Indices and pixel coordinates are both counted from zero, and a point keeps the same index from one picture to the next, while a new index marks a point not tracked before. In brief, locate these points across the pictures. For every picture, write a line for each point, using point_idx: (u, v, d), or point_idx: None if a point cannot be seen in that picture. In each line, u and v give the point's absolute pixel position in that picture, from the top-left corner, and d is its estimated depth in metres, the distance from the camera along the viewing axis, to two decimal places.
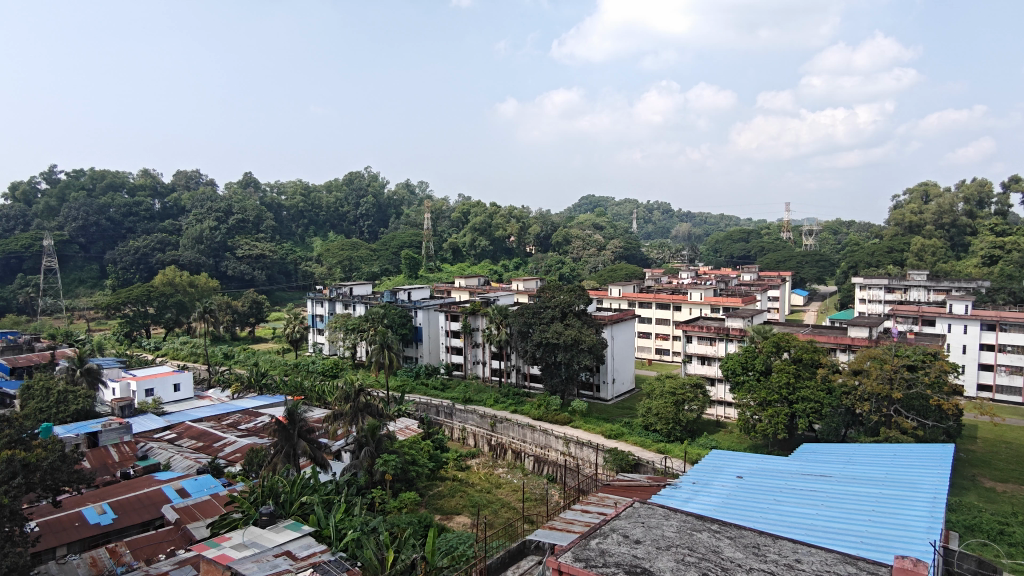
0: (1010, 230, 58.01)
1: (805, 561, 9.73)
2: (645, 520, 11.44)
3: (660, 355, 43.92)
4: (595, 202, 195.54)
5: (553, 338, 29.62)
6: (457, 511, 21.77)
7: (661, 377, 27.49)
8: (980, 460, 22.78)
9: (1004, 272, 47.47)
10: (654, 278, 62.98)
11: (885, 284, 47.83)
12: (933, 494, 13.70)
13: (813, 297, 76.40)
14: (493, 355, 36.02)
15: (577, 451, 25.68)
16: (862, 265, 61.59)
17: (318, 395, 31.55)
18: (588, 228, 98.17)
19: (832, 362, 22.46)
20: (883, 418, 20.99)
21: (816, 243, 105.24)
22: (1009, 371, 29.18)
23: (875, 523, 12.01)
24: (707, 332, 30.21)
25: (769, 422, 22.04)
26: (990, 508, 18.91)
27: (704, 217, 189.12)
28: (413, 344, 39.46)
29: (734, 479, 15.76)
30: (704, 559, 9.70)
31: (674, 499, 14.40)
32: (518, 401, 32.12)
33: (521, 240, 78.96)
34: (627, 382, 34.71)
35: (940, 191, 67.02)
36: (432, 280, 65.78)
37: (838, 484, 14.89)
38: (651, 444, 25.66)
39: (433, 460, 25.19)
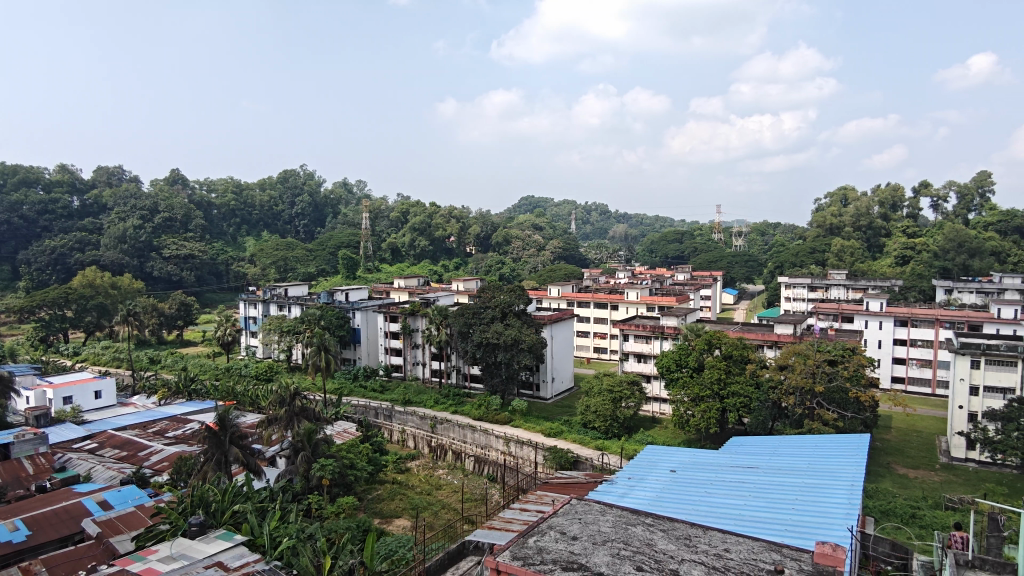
0: (920, 232, 62.05)
1: (734, 550, 10.16)
2: (582, 516, 11.75)
3: (599, 353, 44.78)
4: (535, 203, 198.12)
5: (494, 338, 29.79)
6: (396, 514, 21.60)
7: (598, 376, 27.94)
8: (894, 448, 24.23)
9: (915, 272, 50.73)
10: (592, 278, 64.14)
11: (809, 283, 50.32)
12: (851, 482, 14.54)
13: (742, 296, 79.57)
14: (434, 356, 35.90)
15: (517, 450, 25.99)
16: (787, 265, 64.52)
17: (250, 400, 30.67)
18: (528, 228, 99.07)
19: (759, 358, 23.70)
20: (806, 410, 22.06)
21: (745, 244, 109.62)
22: (920, 364, 31.42)
23: (799, 512, 12.66)
24: (643, 330, 30.99)
25: (702, 417, 22.96)
26: (903, 493, 20.20)
27: (640, 219, 194.16)
28: (350, 345, 38.82)
29: (668, 474, 16.34)
30: (638, 552, 10.00)
31: (610, 495, 14.82)
32: (458, 401, 32.07)
33: (461, 240, 78.88)
34: (566, 381, 35.17)
35: (858, 196, 70.95)
36: (371, 281, 65.12)
37: (764, 475, 15.67)
38: (590, 441, 26.17)
39: (372, 464, 24.88)
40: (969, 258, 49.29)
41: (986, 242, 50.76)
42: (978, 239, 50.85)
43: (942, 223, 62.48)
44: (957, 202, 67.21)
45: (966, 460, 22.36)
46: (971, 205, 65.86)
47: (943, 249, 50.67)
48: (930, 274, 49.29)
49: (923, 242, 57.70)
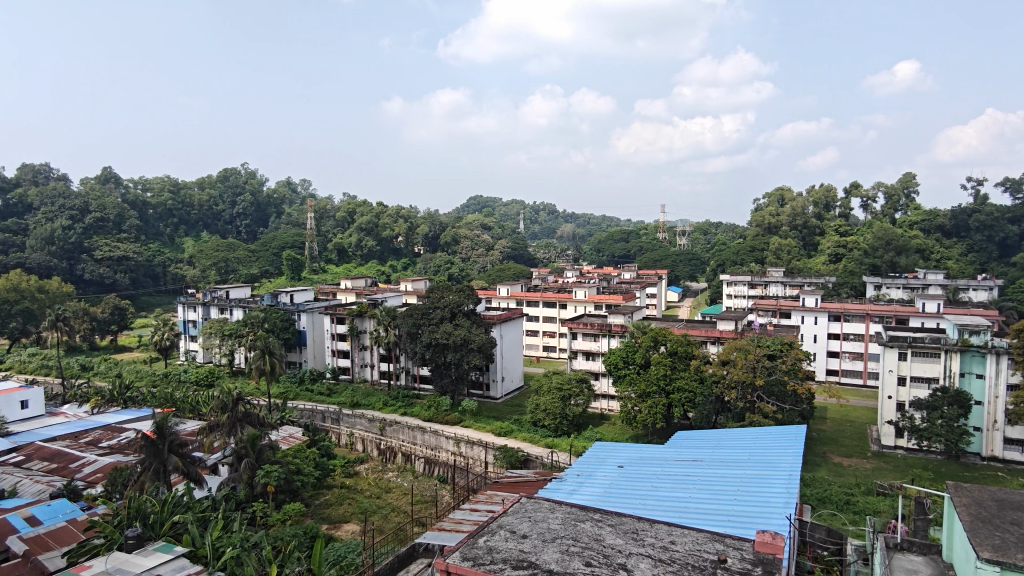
0: (851, 232, 64.95)
1: (679, 542, 10.45)
2: (532, 514, 11.84)
3: (548, 351, 45.14)
4: (483, 203, 198.65)
5: (443, 338, 29.65)
6: (344, 519, 21.26)
7: (548, 374, 28.22)
8: (830, 438, 25.27)
9: (847, 269, 53.17)
10: (540, 278, 64.63)
11: (749, 280, 51.98)
12: (789, 471, 15.14)
13: (686, 294, 81.61)
14: (382, 357, 35.51)
15: (467, 451, 25.94)
16: (728, 263, 66.51)
17: (190, 406, 29.65)
18: (477, 228, 98.99)
19: (703, 354, 24.47)
20: (748, 404, 22.78)
21: (688, 242, 112.44)
22: (852, 356, 33.03)
23: (741, 502, 13.12)
24: (591, 329, 31.43)
25: (649, 413, 23.58)
26: (838, 481, 21.15)
27: (587, 218, 196.73)
28: (296, 348, 38.00)
29: (616, 469, 16.64)
30: (587, 547, 10.14)
31: (559, 492, 15.04)
32: (407, 403, 31.79)
33: (409, 240, 78.19)
34: (516, 380, 35.28)
35: (793, 196, 73.74)
36: (317, 282, 63.94)
37: (708, 467, 16.18)
38: (540, 439, 26.37)
39: (319, 468, 24.40)
40: (896, 256, 51.71)
41: (912, 240, 53.54)
42: (905, 238, 53.47)
43: (872, 223, 65.57)
44: (885, 202, 70.60)
45: (895, 447, 23.55)
46: (898, 205, 69.31)
47: (872, 248, 53.11)
48: (861, 270, 51.68)
49: (854, 241, 60.47)
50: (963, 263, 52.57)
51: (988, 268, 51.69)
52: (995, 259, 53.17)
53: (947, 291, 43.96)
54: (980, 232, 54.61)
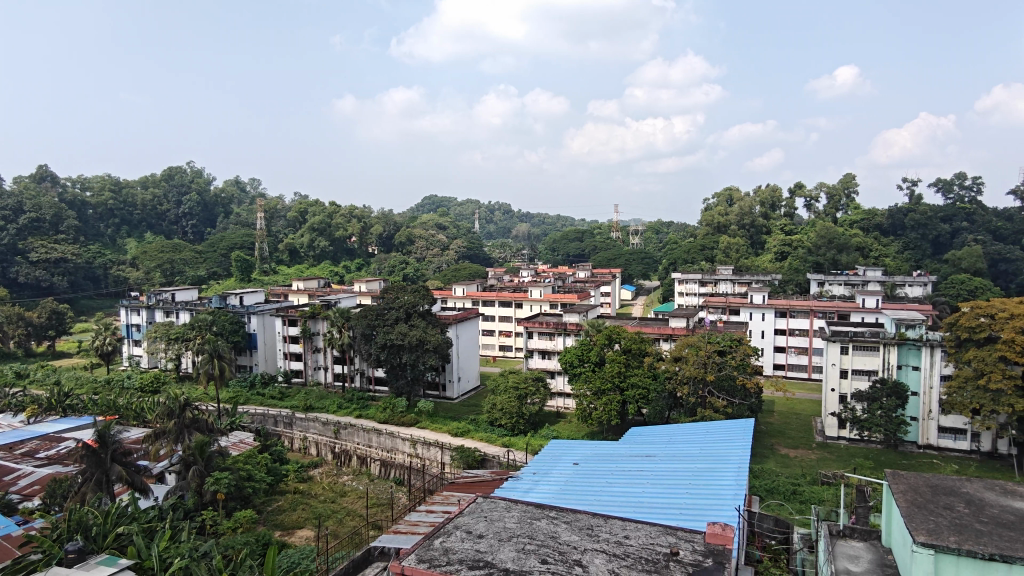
0: (796, 231, 67.15)
1: (633, 537, 10.67)
2: (488, 514, 11.86)
3: (504, 351, 45.23)
4: (437, 202, 197.89)
5: (398, 339, 29.42)
6: (298, 525, 20.88)
7: (504, 373, 28.36)
8: (777, 430, 26.12)
9: (792, 267, 54.91)
10: (495, 278, 64.74)
11: (699, 278, 53.17)
12: (739, 464, 15.62)
13: (639, 292, 82.94)
14: (336, 359, 35.09)
15: (424, 452, 25.80)
16: (680, 262, 67.87)
17: (135, 413, 28.64)
18: (432, 228, 98.48)
19: (656, 351, 24.97)
20: (699, 399, 23.38)
21: (641, 242, 114.29)
22: (797, 351, 34.33)
23: (692, 495, 13.50)
24: (547, 327, 31.72)
25: (604, 410, 24.03)
26: (785, 472, 21.91)
27: (542, 218, 197.94)
28: (246, 352, 36.85)
29: (571, 467, 16.89)
30: (543, 545, 10.26)
31: (516, 490, 15.19)
32: (362, 405, 31.35)
33: (363, 240, 77.19)
34: (472, 380, 35.26)
35: (741, 196, 75.73)
36: (267, 283, 62.56)
37: (661, 462, 16.58)
38: (497, 438, 26.34)
39: (271, 474, 23.89)
40: (837, 253, 53.62)
41: (852, 239, 55.61)
42: (846, 237, 54.60)
43: (815, 222, 67.91)
44: (827, 202, 73.20)
45: (838, 438, 24.52)
46: (839, 205, 71.98)
47: (815, 246, 54.98)
48: (805, 268, 53.50)
49: (799, 239, 62.56)
50: (899, 261, 54.89)
51: (923, 264, 54.13)
52: (928, 256, 55.69)
53: (884, 288, 45.88)
54: (915, 230, 57.08)
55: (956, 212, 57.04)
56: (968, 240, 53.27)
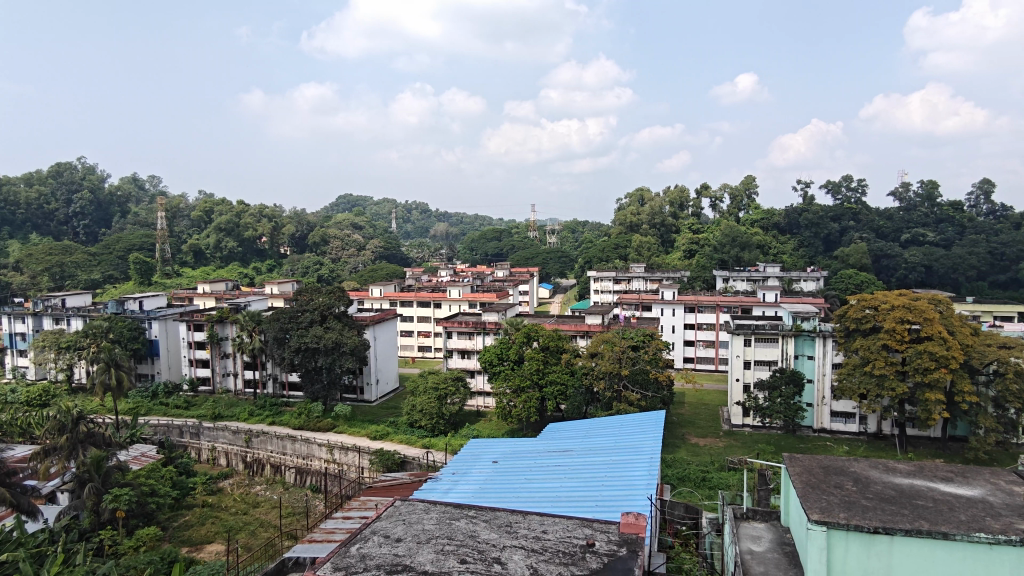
0: (702, 229, 70.23)
1: (551, 531, 10.12)
2: (406, 516, 10.85)
3: (423, 351, 44.78)
4: (352, 202, 193.54)
5: (313, 342, 28.32)
6: (207, 540, 19.67)
7: (423, 374, 27.89)
8: (687, 421, 27.30)
9: (700, 264, 57.44)
10: (413, 278, 64.07)
11: (614, 276, 54.61)
12: (651, 455, 16.25)
13: (557, 290, 84.25)
14: (246, 365, 32.98)
15: (341, 457, 25.14)
16: (595, 260, 69.44)
17: (21, 429, 26.35)
18: (348, 228, 96.19)
19: (573, 347, 25.55)
20: (615, 393, 24.03)
21: (558, 241, 116.16)
22: (705, 344, 36.09)
23: (607, 487, 13.90)
24: (466, 327, 31.68)
25: (523, 407, 24.36)
26: (695, 460, 22.96)
27: (460, 217, 197.45)
28: (147, 359, 34.37)
29: (490, 465, 17.04)
30: (462, 545, 9.52)
31: (435, 492, 15.16)
32: (276, 411, 29.73)
33: (274, 241, 74.42)
34: (391, 382, 34.41)
35: (652, 197, 78.44)
36: (170, 287, 59.19)
37: (577, 456, 17.04)
38: (416, 440, 25.81)
39: (176, 488, 22.54)
40: (740, 251, 56.47)
41: (753, 237, 58.69)
42: (748, 235, 57.88)
43: (719, 221, 71.33)
44: (731, 202, 76.99)
45: (743, 425, 25.96)
46: (741, 205, 75.90)
47: (721, 244, 57.68)
48: (711, 265, 56.06)
49: (706, 238, 65.51)
50: (795, 259, 58.50)
51: (816, 261, 57.90)
52: (820, 253, 59.57)
53: (783, 283, 48.73)
54: (809, 229, 60.92)
55: (844, 212, 61.29)
56: (854, 238, 57.32)
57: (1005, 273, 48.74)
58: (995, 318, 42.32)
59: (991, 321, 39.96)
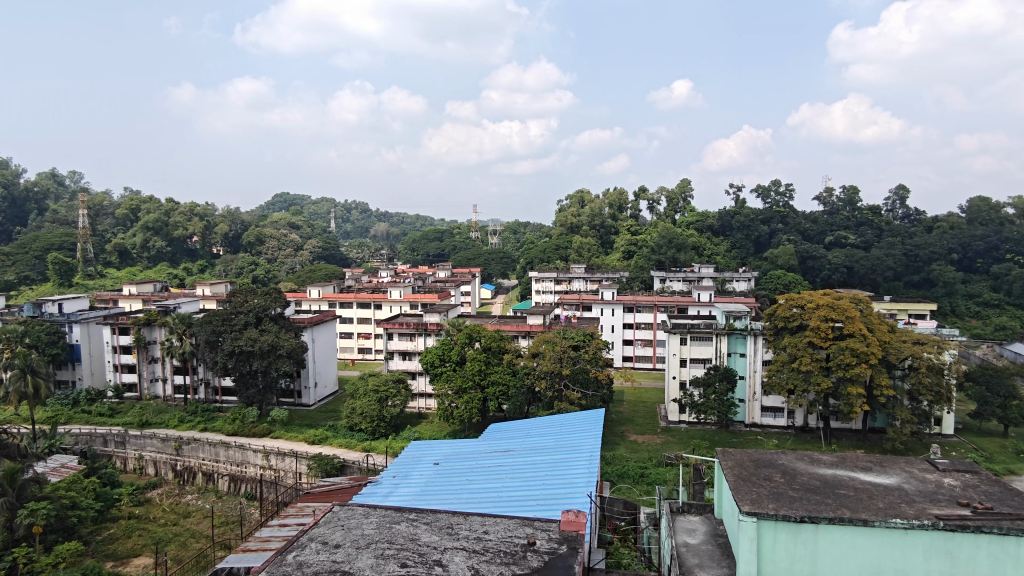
0: (640, 231, 71.85)
1: (492, 531, 10.18)
2: (344, 522, 10.69)
3: (364, 354, 43.87)
4: (289, 202, 188.72)
5: (247, 345, 27.35)
6: (135, 552, 18.83)
7: (364, 376, 27.37)
8: (626, 418, 27.96)
9: (638, 264, 58.82)
10: (353, 278, 63.08)
11: (555, 277, 55.20)
12: (590, 453, 16.68)
13: (498, 291, 84.48)
14: (176, 370, 31.62)
15: (278, 463, 24.31)
16: (536, 261, 70.02)
17: None
18: (285, 228, 93.79)
19: (514, 348, 25.82)
20: (556, 392, 24.37)
21: (500, 241, 116.50)
22: (643, 343, 37.05)
23: (549, 485, 14.16)
24: (407, 328, 31.40)
25: (465, 408, 24.31)
26: (633, 457, 23.55)
27: (401, 217, 195.23)
28: (67, 365, 32.10)
29: (431, 467, 17.03)
30: (402, 549, 9.46)
31: (375, 495, 15.03)
32: (208, 417, 28.71)
33: (205, 240, 71.78)
34: (329, 385, 33.56)
35: (591, 199, 79.73)
36: (92, 288, 56.25)
37: (518, 456, 17.25)
38: (357, 443, 25.39)
39: (100, 500, 21.40)
40: (677, 252, 58.04)
41: (689, 238, 60.42)
42: (684, 237, 59.57)
43: (657, 223, 73.16)
44: (667, 204, 79.08)
45: (679, 422, 26.84)
46: (677, 207, 78.09)
47: (658, 246, 59.14)
48: (649, 266, 57.37)
49: (644, 239, 67.10)
50: (728, 260, 60.63)
51: (747, 262, 60.13)
52: (751, 255, 61.82)
53: (716, 283, 50.36)
54: (740, 231, 63.19)
55: (773, 215, 63.89)
56: (783, 240, 59.84)
57: (918, 273, 51.86)
58: (910, 317, 44.98)
59: (906, 319, 42.45)
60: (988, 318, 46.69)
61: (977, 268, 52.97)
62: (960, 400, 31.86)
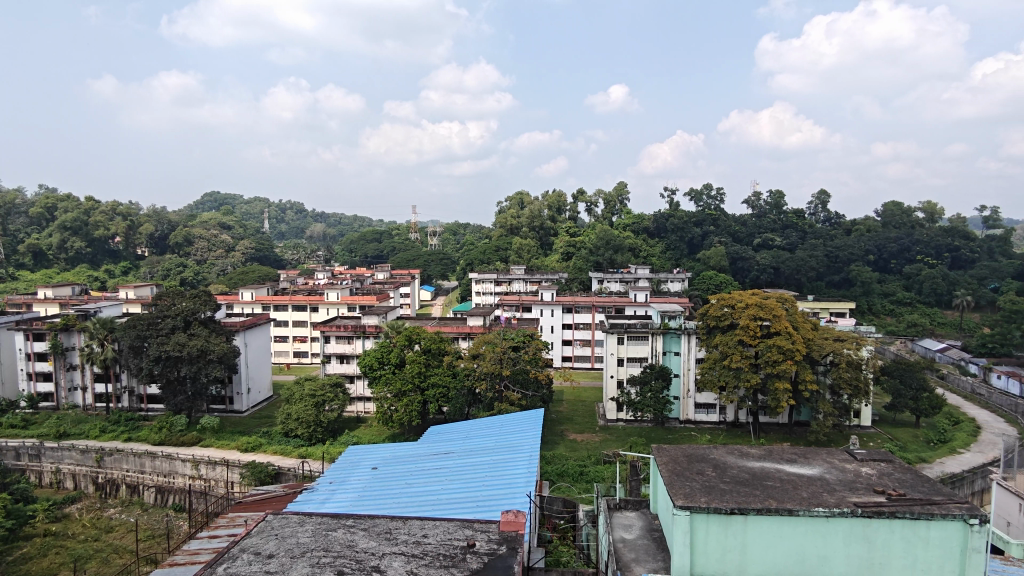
0: (579, 232, 72.79)
1: (431, 535, 9.94)
2: (278, 531, 10.15)
3: (299, 358, 42.57)
4: (220, 201, 182.15)
5: (175, 350, 26.08)
6: (50, 572, 17.74)
7: (300, 381, 26.57)
8: (566, 417, 28.28)
9: (577, 265, 59.61)
10: (287, 280, 61.36)
11: (495, 278, 55.26)
12: (529, 453, 16.85)
13: (438, 292, 83.90)
14: (98, 377, 29.83)
15: (208, 472, 23.35)
16: (476, 262, 69.94)
17: None
18: (215, 228, 90.36)
19: (454, 349, 25.76)
20: (496, 393, 24.39)
21: (439, 242, 115.81)
22: (582, 343, 37.61)
23: (488, 487, 14.17)
24: (345, 331, 30.77)
25: (405, 411, 24.01)
26: (573, 455, 23.83)
27: (338, 219, 191.41)
28: None
29: (369, 471, 16.68)
30: (339, 556, 9.04)
31: (310, 503, 14.56)
32: (133, 426, 27.29)
33: (129, 241, 68.33)
34: (263, 391, 32.48)
35: (531, 201, 80.26)
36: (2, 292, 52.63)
37: (458, 458, 17.18)
38: (292, 450, 24.62)
39: (11, 517, 19.96)
40: (614, 253, 59.12)
41: (626, 240, 61.62)
42: (621, 239, 60.70)
43: (595, 225, 74.30)
44: (605, 207, 80.46)
45: (617, 420, 27.35)
46: (614, 210, 79.56)
47: (596, 247, 60.04)
48: (587, 267, 58.24)
49: (582, 241, 68.03)
50: (663, 261, 62.22)
51: (681, 263, 61.83)
52: (685, 256, 63.61)
53: (652, 284, 51.59)
54: (675, 233, 64.93)
55: (705, 218, 65.97)
56: (715, 242, 61.86)
57: (838, 273, 54.62)
58: (831, 315, 47.34)
59: (829, 317, 44.62)
60: (901, 316, 49.63)
61: (892, 268, 56.15)
62: (877, 393, 33.72)
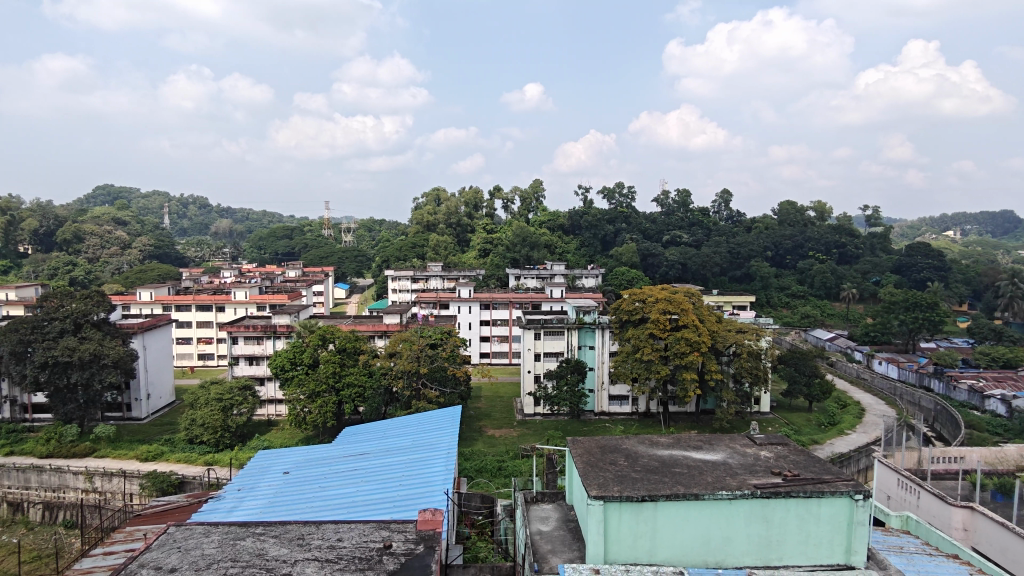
0: (496, 229, 73.14)
1: (346, 538, 9.86)
2: (181, 543, 9.70)
3: (205, 360, 40.63)
4: (114, 194, 170.28)
5: (64, 355, 24.19)
6: None
7: (205, 385, 25.21)
8: (484, 414, 28.51)
9: (494, 261, 59.92)
10: (189, 278, 58.20)
11: (411, 276, 54.67)
12: (446, 450, 16.94)
13: (353, 290, 82.15)
14: None
15: (103, 485, 21.89)
16: (393, 259, 69.00)
17: None
18: (109, 224, 84.52)
19: (370, 348, 25.34)
20: (413, 391, 24.20)
21: (354, 239, 113.22)
22: (499, 339, 37.99)
23: (405, 486, 14.18)
24: (254, 331, 29.59)
25: (318, 413, 23.35)
26: (491, 451, 24.09)
27: (246, 215, 183.48)
28: None
29: (281, 476, 16.20)
30: (248, 566, 8.81)
31: (217, 511, 13.99)
32: (16, 439, 25.18)
33: (8, 238, 62.72)
34: (165, 396, 30.78)
35: (447, 197, 79.84)
36: None
37: (374, 459, 17.01)
38: (197, 457, 23.52)
39: None
40: (530, 250, 59.77)
41: (542, 237, 62.46)
42: (537, 236, 61.43)
43: (511, 222, 74.87)
44: (522, 204, 81.20)
45: (534, 414, 27.86)
46: (531, 207, 80.48)
47: (512, 244, 60.43)
48: (504, 264, 58.64)
49: (499, 238, 68.38)
50: (578, 257, 63.58)
51: (595, 259, 63.41)
52: (599, 253, 65.25)
53: (567, 280, 52.55)
54: (589, 230, 66.50)
55: (618, 215, 67.85)
56: (627, 238, 63.67)
57: (740, 269, 57.75)
58: (734, 308, 49.98)
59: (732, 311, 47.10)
60: (796, 308, 53.09)
61: (788, 264, 59.92)
62: (775, 381, 36.02)
